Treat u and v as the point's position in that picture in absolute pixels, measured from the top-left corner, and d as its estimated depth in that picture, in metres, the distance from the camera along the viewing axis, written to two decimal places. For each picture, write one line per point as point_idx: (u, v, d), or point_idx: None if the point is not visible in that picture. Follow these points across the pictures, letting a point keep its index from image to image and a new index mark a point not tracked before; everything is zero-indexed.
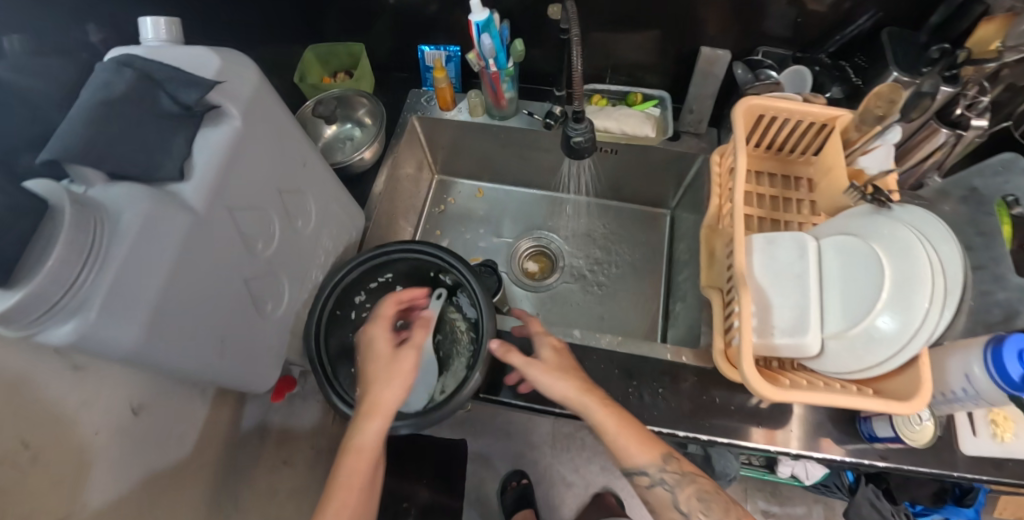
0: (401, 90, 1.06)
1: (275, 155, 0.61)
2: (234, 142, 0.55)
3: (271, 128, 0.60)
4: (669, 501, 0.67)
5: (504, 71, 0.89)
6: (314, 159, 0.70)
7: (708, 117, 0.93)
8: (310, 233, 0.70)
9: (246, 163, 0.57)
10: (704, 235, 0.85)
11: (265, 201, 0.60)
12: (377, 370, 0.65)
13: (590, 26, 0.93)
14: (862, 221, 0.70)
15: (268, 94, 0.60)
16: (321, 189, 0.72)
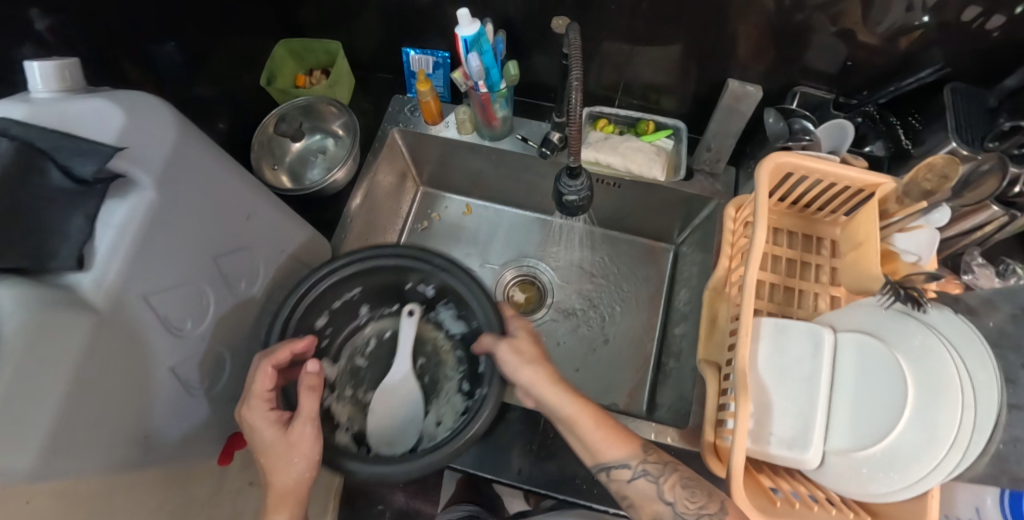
0: (384, 93, 0.94)
1: (207, 215, 0.53)
2: (146, 217, 0.46)
3: (201, 185, 0.52)
4: (653, 495, 0.59)
5: (496, 92, 0.78)
6: (260, 208, 0.61)
7: (726, 157, 0.81)
8: (258, 290, 0.63)
9: (166, 234, 0.49)
10: (707, 298, 0.76)
11: (194, 271, 0.53)
12: (272, 456, 0.56)
13: (602, 41, 0.80)
14: (887, 321, 0.61)
15: (194, 146, 0.51)
16: (272, 239, 0.64)
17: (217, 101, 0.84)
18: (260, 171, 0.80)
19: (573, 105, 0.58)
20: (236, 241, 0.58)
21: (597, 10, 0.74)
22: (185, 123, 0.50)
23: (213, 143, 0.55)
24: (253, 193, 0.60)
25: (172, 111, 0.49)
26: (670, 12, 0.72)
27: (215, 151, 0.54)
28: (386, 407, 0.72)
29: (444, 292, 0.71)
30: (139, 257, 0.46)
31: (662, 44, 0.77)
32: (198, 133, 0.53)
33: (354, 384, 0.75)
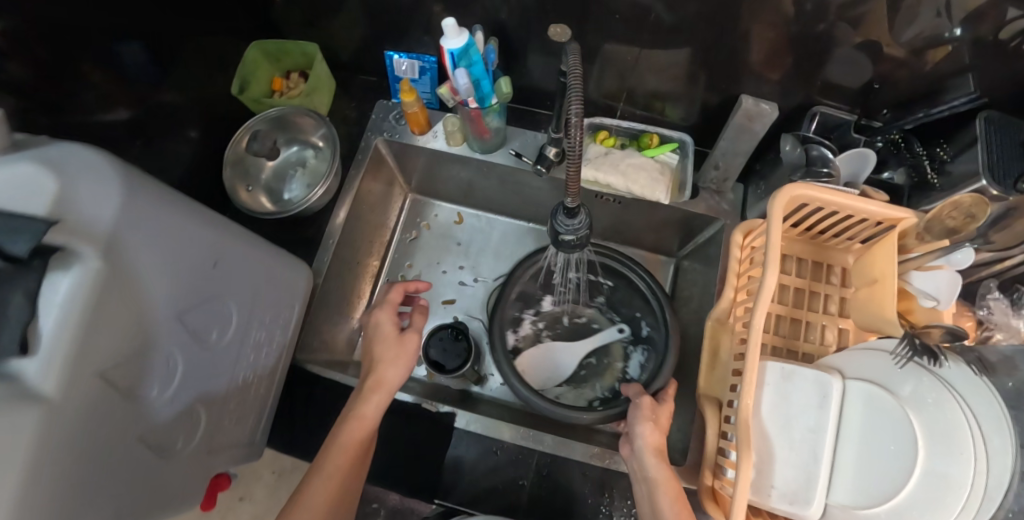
0: (367, 95, 0.87)
1: (166, 270, 0.48)
2: (97, 288, 0.41)
3: (154, 239, 0.47)
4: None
5: (488, 108, 0.73)
6: (227, 252, 0.57)
7: (734, 175, 0.76)
8: (231, 337, 0.59)
9: (120, 297, 0.44)
10: (709, 329, 0.73)
11: (154, 332, 0.48)
12: (385, 350, 0.66)
13: (603, 47, 0.73)
14: (896, 373, 0.59)
15: (142, 198, 0.45)
16: (241, 280, 0.60)
17: (186, 106, 0.77)
18: (236, 191, 0.74)
19: (572, 142, 0.51)
20: (202, 290, 0.53)
21: (597, 17, 0.68)
22: (130, 175, 0.45)
23: (163, 188, 0.50)
24: (216, 236, 0.55)
25: (109, 162, 0.44)
26: (677, 22, 0.65)
27: (167, 196, 0.49)
28: (548, 355, 0.83)
29: (653, 338, 0.80)
30: (91, 328, 0.41)
31: (669, 53, 0.71)
32: (145, 180, 0.47)
33: (548, 329, 0.87)
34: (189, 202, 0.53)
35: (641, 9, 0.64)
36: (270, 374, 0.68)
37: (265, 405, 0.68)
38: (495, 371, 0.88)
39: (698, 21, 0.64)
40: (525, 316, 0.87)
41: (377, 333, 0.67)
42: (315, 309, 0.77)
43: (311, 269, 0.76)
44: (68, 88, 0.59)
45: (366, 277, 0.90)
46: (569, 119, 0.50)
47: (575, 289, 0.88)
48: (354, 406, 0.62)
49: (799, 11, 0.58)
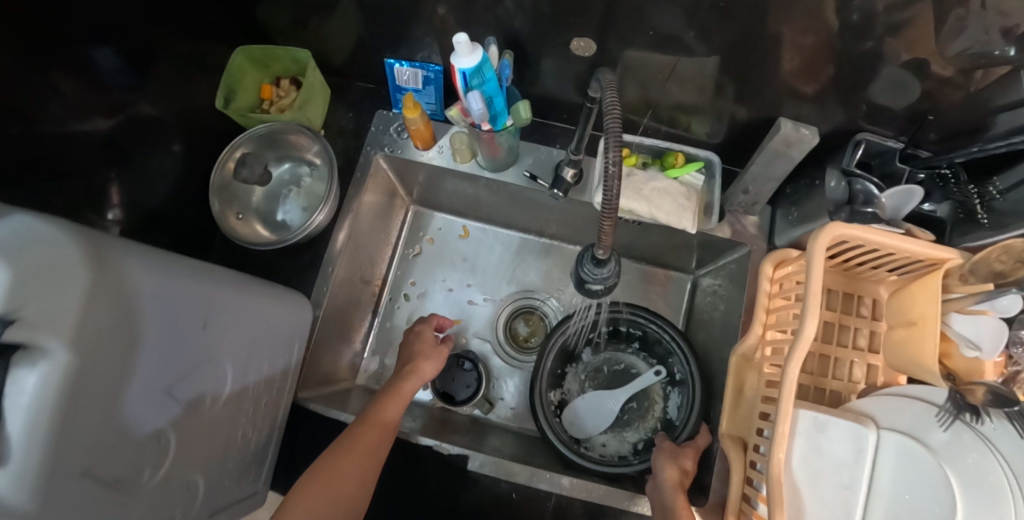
0: (366, 103, 0.80)
1: (150, 342, 0.43)
2: (71, 383, 0.35)
3: (134, 312, 0.41)
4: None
5: (502, 130, 0.66)
6: (218, 306, 0.52)
7: (763, 200, 0.72)
8: (227, 398, 0.54)
9: (99, 385, 0.38)
10: (734, 364, 0.69)
11: (141, 411, 0.43)
12: (422, 347, 0.74)
13: (627, 60, 0.67)
14: (932, 427, 0.57)
15: (116, 269, 0.39)
16: (237, 335, 0.55)
17: (167, 117, 0.71)
18: (227, 220, 0.68)
19: (610, 192, 0.45)
20: (193, 355, 0.48)
21: (616, 31, 0.61)
22: (97, 243, 0.39)
23: (139, 249, 0.44)
24: (205, 293, 0.50)
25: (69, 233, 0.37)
26: (704, 39, 0.59)
27: (146, 260, 0.43)
28: (590, 403, 0.83)
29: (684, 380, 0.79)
30: (67, 427, 0.36)
31: (694, 68, 0.65)
32: (117, 245, 0.41)
33: (590, 377, 0.88)
34: (171, 259, 0.47)
35: (664, 24, 0.58)
36: (270, 422, 0.64)
37: (265, 455, 0.64)
38: (504, 396, 0.84)
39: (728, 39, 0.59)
40: (568, 371, 0.86)
41: (420, 335, 0.76)
42: (316, 341, 0.73)
43: (310, 300, 0.70)
44: (33, 108, 0.54)
45: (368, 299, 0.85)
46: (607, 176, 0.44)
47: (608, 335, 0.87)
48: (394, 381, 0.69)
49: (846, 36, 0.53)
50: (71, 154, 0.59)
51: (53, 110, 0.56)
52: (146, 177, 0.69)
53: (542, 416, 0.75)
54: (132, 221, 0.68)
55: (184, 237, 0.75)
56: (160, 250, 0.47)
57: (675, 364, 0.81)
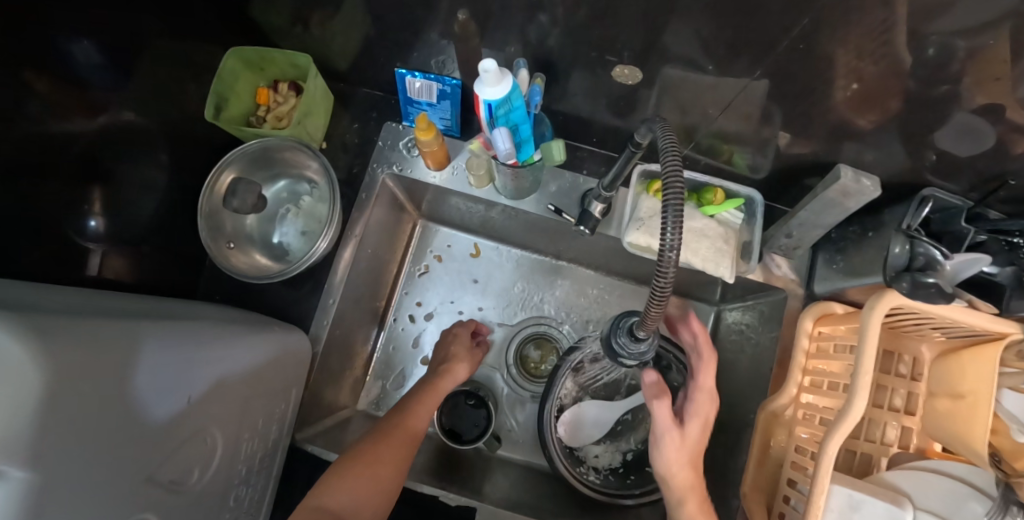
0: (376, 113, 0.73)
1: (123, 433, 0.39)
2: (35, 506, 0.30)
3: (99, 405, 0.37)
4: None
5: (527, 160, 0.60)
6: (197, 371, 0.47)
7: (806, 245, 0.66)
8: (216, 466, 0.51)
9: (69, 496, 0.33)
10: (762, 420, 0.64)
11: (121, 511, 0.38)
12: (456, 350, 0.72)
13: (670, 88, 0.60)
14: (960, 504, 0.57)
15: (73, 365, 0.35)
16: (227, 397, 0.51)
17: (150, 124, 0.63)
18: (221, 253, 0.63)
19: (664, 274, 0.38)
20: (169, 432, 0.44)
21: (661, 55, 0.54)
22: (43, 332, 0.34)
23: (101, 329, 0.39)
24: (184, 362, 0.46)
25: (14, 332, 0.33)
26: (762, 72, 0.52)
27: (101, 337, 0.38)
28: (588, 413, 0.74)
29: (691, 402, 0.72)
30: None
31: (743, 98, 0.58)
32: (76, 333, 0.37)
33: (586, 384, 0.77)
34: (141, 331, 0.43)
35: (719, 54, 0.51)
36: (265, 468, 0.60)
37: (260, 508, 0.60)
38: (514, 427, 0.78)
39: (789, 75, 0.52)
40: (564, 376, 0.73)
41: (455, 339, 0.73)
42: (317, 375, 0.68)
43: (308, 335, 0.65)
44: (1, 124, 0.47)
45: (374, 322, 0.79)
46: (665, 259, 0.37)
47: None
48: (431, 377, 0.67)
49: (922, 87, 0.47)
50: (48, 167, 0.52)
51: (23, 116, 0.48)
52: (130, 194, 0.62)
53: (554, 450, 0.70)
54: (115, 241, 0.61)
55: (174, 250, 0.69)
56: (127, 323, 0.43)
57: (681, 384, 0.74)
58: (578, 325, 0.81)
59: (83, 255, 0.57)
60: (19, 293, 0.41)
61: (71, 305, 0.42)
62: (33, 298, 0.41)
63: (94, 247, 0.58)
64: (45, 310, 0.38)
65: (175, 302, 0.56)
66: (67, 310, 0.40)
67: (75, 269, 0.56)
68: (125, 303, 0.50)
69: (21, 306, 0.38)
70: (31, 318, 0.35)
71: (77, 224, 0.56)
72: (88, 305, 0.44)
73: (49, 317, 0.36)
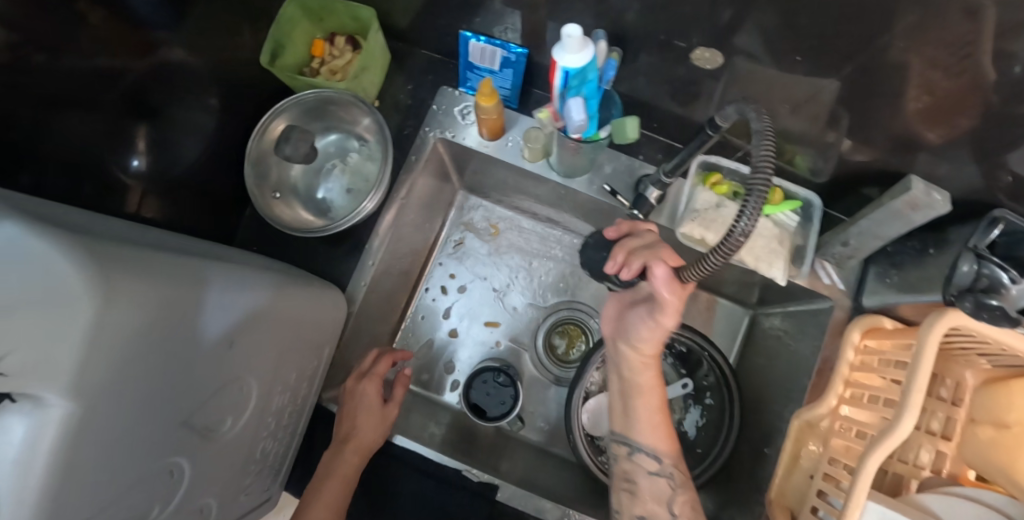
0: (431, 77, 0.71)
1: (165, 373, 0.37)
2: (69, 436, 0.29)
3: (149, 342, 0.35)
4: (661, 499, 0.53)
5: (591, 138, 0.57)
6: (244, 318, 0.45)
7: (862, 256, 0.64)
8: (248, 417, 0.50)
9: (104, 431, 0.32)
10: (795, 428, 0.64)
11: (151, 451, 0.37)
12: (364, 419, 0.61)
13: (744, 80, 0.57)
14: None
15: (132, 298, 0.32)
16: (265, 348, 0.49)
17: (202, 64, 0.61)
18: (265, 203, 0.62)
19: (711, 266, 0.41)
20: (207, 377, 0.42)
21: (745, 41, 0.51)
22: (101, 258, 0.32)
23: (158, 264, 0.37)
24: (229, 308, 0.43)
25: (70, 255, 0.30)
26: (851, 71, 0.49)
27: (155, 272, 0.36)
28: None
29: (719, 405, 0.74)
30: (68, 483, 0.30)
31: (819, 98, 0.55)
32: (132, 264, 0.34)
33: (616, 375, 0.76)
34: (199, 274, 0.41)
35: (805, 47, 0.48)
36: (292, 428, 0.59)
37: (281, 465, 0.60)
38: (536, 409, 0.77)
39: (875, 80, 0.49)
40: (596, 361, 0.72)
41: (361, 404, 0.61)
42: (346, 338, 0.67)
43: (344, 295, 0.64)
44: (52, 52, 0.46)
45: (405, 291, 0.78)
46: (732, 242, 0.38)
47: None
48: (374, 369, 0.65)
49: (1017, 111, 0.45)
50: (93, 100, 0.51)
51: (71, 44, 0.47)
52: (175, 134, 0.60)
53: (578, 436, 0.69)
54: (155, 180, 0.59)
55: (215, 198, 0.68)
56: (183, 260, 0.40)
57: (710, 386, 0.76)
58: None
59: (123, 189, 0.56)
60: (78, 218, 0.39)
61: (128, 236, 0.40)
62: (88, 222, 0.39)
63: (133, 183, 0.57)
64: (102, 236, 0.36)
65: (219, 246, 0.55)
66: (125, 239, 0.38)
67: (112, 203, 0.55)
68: (176, 240, 0.48)
69: (76, 229, 0.35)
70: (86, 240, 0.32)
71: (119, 160, 0.55)
72: (142, 237, 0.42)
73: (104, 242, 0.34)
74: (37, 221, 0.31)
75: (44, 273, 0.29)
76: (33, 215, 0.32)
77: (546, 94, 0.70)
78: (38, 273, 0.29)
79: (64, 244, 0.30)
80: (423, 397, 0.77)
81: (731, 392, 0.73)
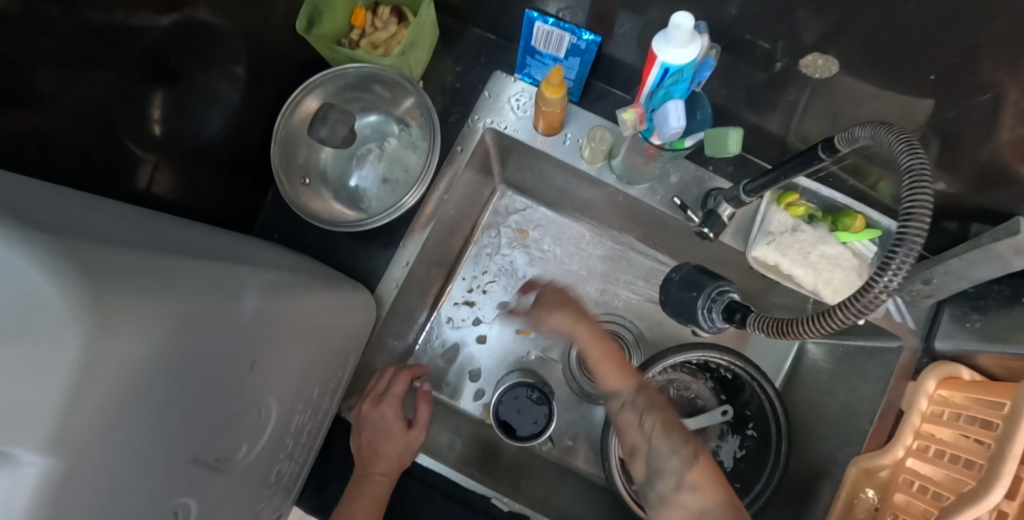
0: (482, 59, 0.63)
1: (174, 403, 0.30)
2: (49, 503, 0.22)
3: (155, 371, 0.27)
4: (636, 428, 0.51)
5: (675, 146, 0.49)
6: (269, 331, 0.38)
7: (941, 296, 0.59)
8: (266, 441, 0.43)
9: (96, 485, 0.25)
10: (851, 475, 0.59)
11: (153, 497, 0.30)
12: (385, 441, 0.56)
13: (845, 97, 0.51)
14: None
15: (134, 319, 0.25)
16: (290, 361, 0.43)
17: (231, 29, 0.53)
18: (294, 191, 0.57)
19: (833, 321, 0.36)
20: (225, 402, 0.35)
21: (865, 53, 0.44)
22: (97, 268, 0.24)
23: (170, 270, 0.30)
24: (255, 321, 0.36)
25: (55, 267, 0.22)
26: (987, 100, 0.43)
27: (166, 283, 0.28)
28: None
29: (760, 436, 0.70)
30: None
31: (928, 124, 0.49)
32: (136, 274, 0.27)
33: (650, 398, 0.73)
34: (215, 279, 0.34)
35: (940, 64, 0.42)
36: (309, 444, 0.54)
37: (295, 482, 0.54)
38: (562, 428, 0.72)
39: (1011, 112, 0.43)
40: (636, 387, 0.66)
41: (382, 429, 0.56)
42: (371, 342, 0.61)
43: (373, 296, 0.58)
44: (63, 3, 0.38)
45: (432, 290, 0.72)
46: (872, 301, 0.33)
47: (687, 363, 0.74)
48: (392, 386, 0.58)
49: None
50: (103, 62, 0.43)
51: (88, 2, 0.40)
52: (195, 106, 0.53)
53: (614, 467, 0.63)
54: (168, 155, 0.52)
55: (236, 178, 0.61)
56: (198, 265, 0.33)
57: (752, 416, 0.71)
58: (652, 330, 0.74)
59: (133, 163, 0.48)
60: (70, 207, 0.31)
61: (136, 233, 0.32)
62: (88, 214, 0.31)
63: (146, 157, 0.50)
64: (103, 233, 0.28)
65: (241, 238, 0.48)
66: (129, 237, 0.30)
67: (122, 179, 0.48)
68: (192, 234, 0.40)
69: (71, 222, 0.28)
70: (83, 245, 0.25)
71: (132, 130, 0.48)
72: (153, 234, 0.35)
73: (105, 245, 0.26)
74: (14, 219, 0.23)
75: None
76: (9, 209, 0.24)
77: (608, 87, 0.63)
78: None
79: (47, 252, 0.23)
80: (444, 406, 0.71)
81: (777, 426, 0.68)
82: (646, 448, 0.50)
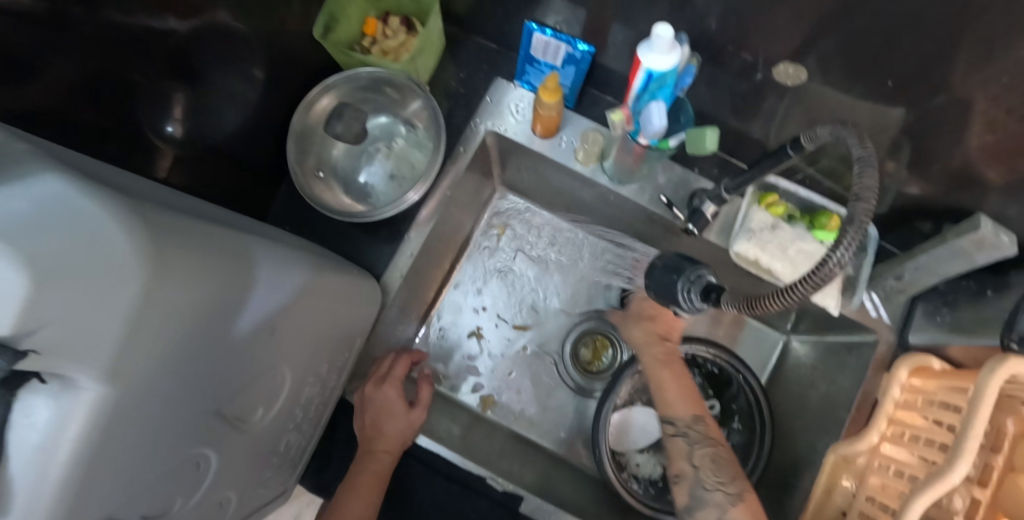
0: (485, 67, 0.68)
1: (207, 357, 0.34)
2: (100, 425, 0.26)
3: (197, 324, 0.31)
4: (683, 458, 0.55)
5: (659, 146, 0.53)
6: (288, 303, 0.42)
7: (912, 291, 0.63)
8: (278, 409, 0.47)
9: (137, 418, 0.29)
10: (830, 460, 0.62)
11: (179, 441, 0.34)
12: (386, 420, 0.59)
13: (816, 103, 0.55)
14: None
15: (183, 274, 0.29)
16: (303, 335, 0.46)
17: (253, 34, 0.57)
18: (308, 183, 0.61)
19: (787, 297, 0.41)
20: (246, 363, 0.39)
21: (830, 62, 0.49)
22: (154, 226, 0.28)
23: (210, 236, 0.33)
24: (276, 291, 0.40)
25: (123, 221, 0.26)
26: (939, 105, 0.48)
27: (207, 246, 0.32)
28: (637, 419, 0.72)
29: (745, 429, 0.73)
30: (93, 475, 0.27)
31: (892, 128, 0.54)
32: (186, 236, 0.31)
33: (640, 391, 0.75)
34: (251, 251, 0.38)
35: (896, 71, 0.46)
36: (315, 422, 0.57)
37: (301, 457, 0.57)
38: (554, 416, 0.75)
39: (961, 116, 0.48)
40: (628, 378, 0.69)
41: (384, 408, 0.59)
42: (375, 329, 0.64)
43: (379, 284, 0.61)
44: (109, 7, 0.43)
45: (434, 284, 0.75)
46: (825, 273, 0.37)
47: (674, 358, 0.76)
48: (393, 368, 0.62)
49: None
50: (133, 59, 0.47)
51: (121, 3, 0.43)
52: (219, 104, 0.58)
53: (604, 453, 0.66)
54: (186, 147, 0.56)
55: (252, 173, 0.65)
56: (235, 235, 0.37)
57: (737, 409, 0.74)
58: None
59: (153, 153, 0.53)
60: (122, 177, 0.35)
61: (178, 204, 0.36)
62: (136, 184, 0.35)
63: (165, 148, 0.54)
64: (154, 199, 0.32)
65: None
66: (179, 206, 0.34)
67: (141, 166, 0.52)
68: (220, 212, 0.44)
69: (128, 189, 0.32)
70: (143, 207, 0.29)
71: (152, 123, 0.52)
72: (190, 206, 0.39)
73: (160, 208, 0.30)
74: (90, 180, 0.27)
75: (97, 239, 0.25)
76: (74, 171, 0.28)
77: (602, 94, 0.68)
78: (91, 239, 0.25)
79: (114, 208, 0.26)
80: (442, 395, 0.74)
81: (761, 418, 0.71)
82: (692, 478, 0.54)
